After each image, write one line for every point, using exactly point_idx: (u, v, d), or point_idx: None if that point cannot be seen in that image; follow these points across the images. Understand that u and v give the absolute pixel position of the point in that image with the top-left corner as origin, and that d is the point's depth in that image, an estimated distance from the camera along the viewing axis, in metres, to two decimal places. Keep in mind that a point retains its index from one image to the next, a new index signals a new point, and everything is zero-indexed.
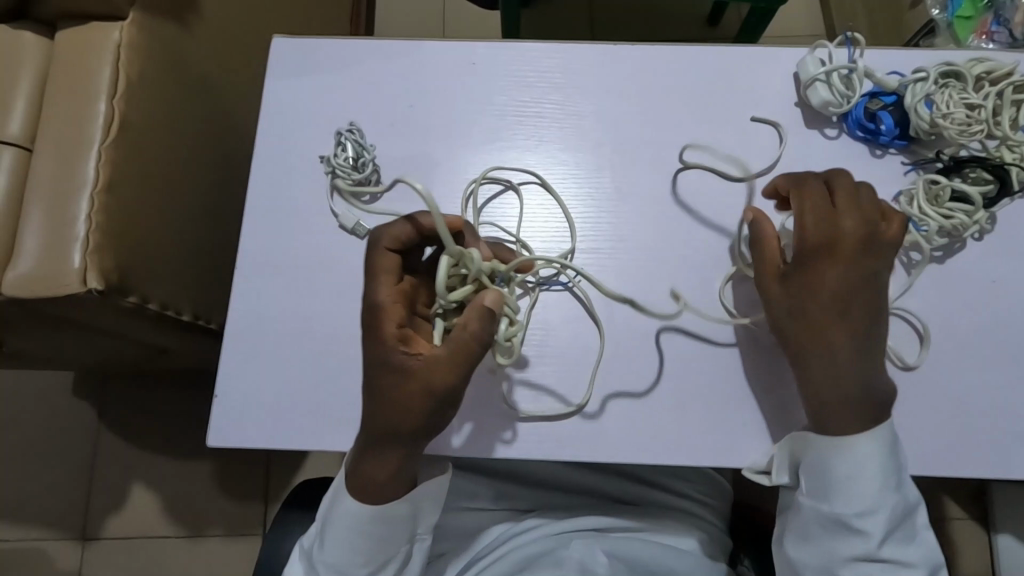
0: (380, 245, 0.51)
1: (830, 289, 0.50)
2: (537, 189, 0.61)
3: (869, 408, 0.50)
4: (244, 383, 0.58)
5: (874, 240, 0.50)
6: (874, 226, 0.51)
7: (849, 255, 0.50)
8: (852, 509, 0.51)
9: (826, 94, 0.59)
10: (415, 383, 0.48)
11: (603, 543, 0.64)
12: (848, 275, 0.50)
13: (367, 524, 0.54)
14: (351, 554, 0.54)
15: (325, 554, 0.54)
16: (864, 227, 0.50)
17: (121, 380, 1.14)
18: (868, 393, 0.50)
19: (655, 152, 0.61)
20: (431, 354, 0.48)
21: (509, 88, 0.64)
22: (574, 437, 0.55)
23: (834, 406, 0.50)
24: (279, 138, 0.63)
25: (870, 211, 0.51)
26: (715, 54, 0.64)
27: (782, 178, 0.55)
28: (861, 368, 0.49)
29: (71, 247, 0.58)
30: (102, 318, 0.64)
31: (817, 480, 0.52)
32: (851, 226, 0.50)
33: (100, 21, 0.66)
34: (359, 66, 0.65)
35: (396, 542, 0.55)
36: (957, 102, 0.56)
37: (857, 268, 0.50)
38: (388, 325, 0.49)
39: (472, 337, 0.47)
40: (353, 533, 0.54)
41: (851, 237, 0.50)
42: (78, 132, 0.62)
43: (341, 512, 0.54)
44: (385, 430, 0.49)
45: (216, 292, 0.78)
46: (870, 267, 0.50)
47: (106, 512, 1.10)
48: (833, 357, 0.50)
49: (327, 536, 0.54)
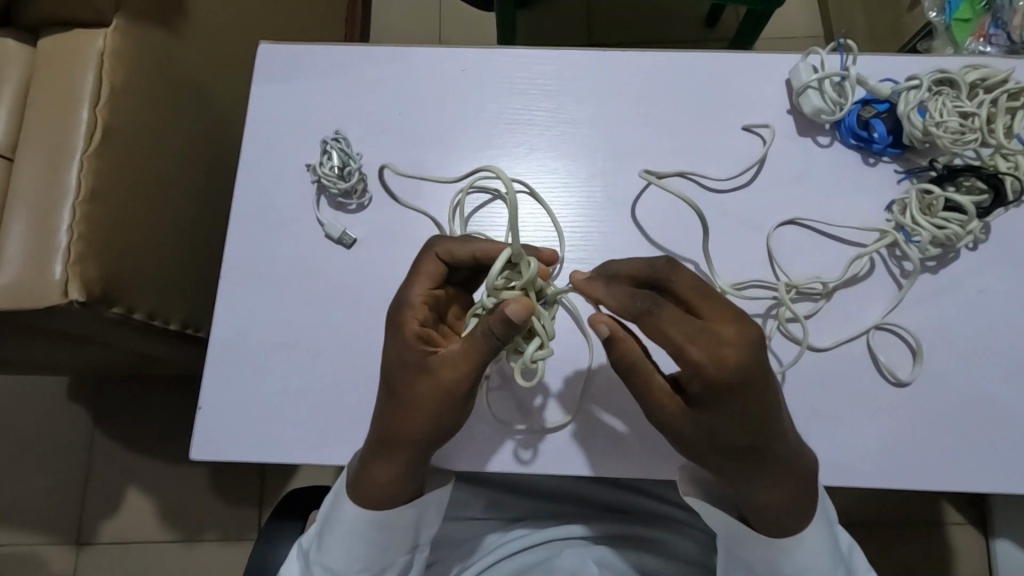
0: (431, 252, 0.49)
1: (729, 440, 0.45)
2: (527, 198, 0.60)
3: (800, 499, 0.48)
4: (230, 394, 0.57)
5: (735, 363, 0.41)
6: (718, 353, 0.41)
7: (749, 392, 0.43)
8: None
9: (817, 102, 0.58)
10: (437, 383, 0.47)
11: (593, 552, 0.64)
12: (744, 416, 0.44)
13: (368, 534, 0.52)
14: (348, 559, 0.53)
15: (323, 557, 0.53)
16: (717, 362, 0.41)
17: (114, 385, 1.14)
18: (789, 488, 0.47)
19: (646, 160, 0.61)
20: (447, 353, 0.47)
21: (499, 96, 0.63)
22: (563, 448, 0.55)
23: (757, 496, 0.48)
24: (267, 146, 0.63)
25: (700, 338, 0.42)
26: (708, 60, 0.63)
27: (515, 302, 0.44)
28: (769, 480, 0.46)
29: (52, 258, 0.57)
30: (88, 327, 0.64)
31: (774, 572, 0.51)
32: (719, 366, 0.41)
33: (84, 27, 0.65)
34: (347, 73, 0.64)
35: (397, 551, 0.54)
36: (951, 110, 0.55)
37: (746, 406, 0.43)
38: (411, 322, 0.48)
39: (485, 343, 0.45)
40: (353, 542, 0.52)
41: (710, 373, 0.42)
42: (61, 141, 0.62)
43: (343, 522, 0.52)
44: (396, 431, 0.48)
45: (205, 299, 0.78)
46: (756, 396, 0.43)
47: (100, 517, 1.10)
48: (753, 482, 0.47)
49: (327, 542, 0.53)
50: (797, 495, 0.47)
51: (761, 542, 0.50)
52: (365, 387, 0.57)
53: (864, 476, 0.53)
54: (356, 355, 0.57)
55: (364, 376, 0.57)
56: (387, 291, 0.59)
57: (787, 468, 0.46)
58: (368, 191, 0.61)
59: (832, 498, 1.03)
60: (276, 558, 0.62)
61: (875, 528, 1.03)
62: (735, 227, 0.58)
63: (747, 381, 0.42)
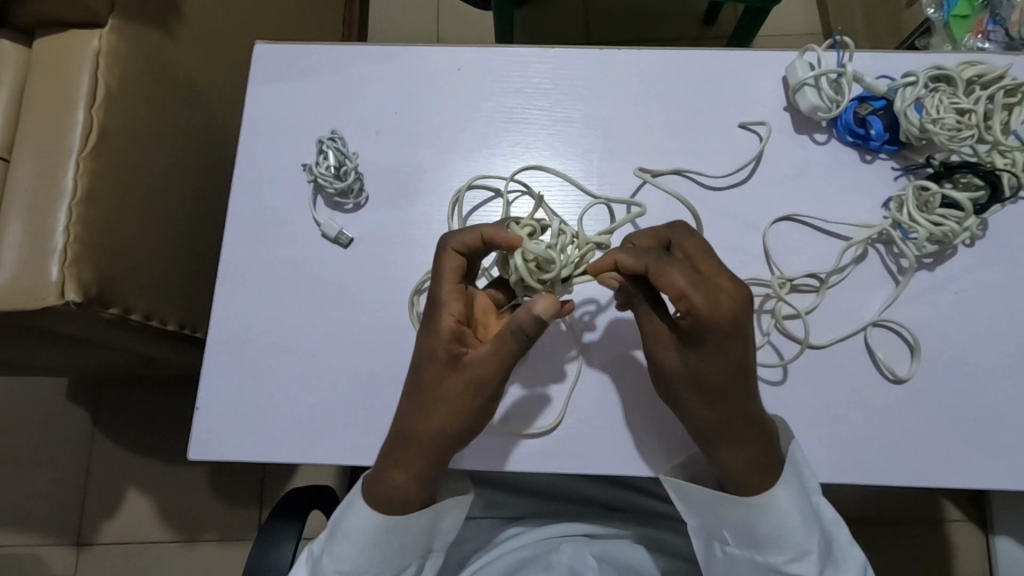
0: (448, 244, 0.49)
1: (712, 383, 0.46)
2: (524, 198, 0.60)
3: (768, 466, 0.48)
4: (226, 395, 0.57)
5: (727, 314, 0.44)
6: (717, 302, 0.44)
7: (726, 342, 0.45)
8: (782, 544, 0.49)
9: (814, 98, 0.58)
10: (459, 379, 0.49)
11: (592, 547, 0.64)
12: (723, 368, 0.45)
13: (384, 535, 0.52)
14: (363, 562, 0.52)
15: (337, 559, 0.52)
16: (710, 310, 0.44)
17: (114, 385, 1.14)
18: (748, 455, 0.47)
19: (643, 158, 0.61)
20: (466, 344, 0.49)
21: (495, 94, 0.63)
22: (558, 447, 0.55)
23: (723, 458, 0.48)
24: (262, 146, 0.63)
25: (704, 279, 0.45)
26: (704, 58, 0.63)
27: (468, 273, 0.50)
28: (731, 439, 0.47)
29: (48, 259, 0.57)
30: (84, 329, 0.64)
31: (743, 534, 0.50)
32: (711, 315, 0.44)
33: (79, 27, 0.65)
34: (343, 72, 0.64)
35: (409, 553, 0.53)
36: (947, 107, 0.55)
37: (730, 360, 0.45)
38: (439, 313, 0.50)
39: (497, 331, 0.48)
40: (369, 547, 0.52)
41: (704, 316, 0.44)
42: (56, 142, 0.62)
43: (356, 522, 0.52)
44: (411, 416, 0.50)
45: (201, 300, 0.78)
46: (740, 350, 0.45)
47: (100, 518, 1.10)
48: (729, 444, 0.47)
49: (338, 542, 0.52)
50: (754, 465, 0.48)
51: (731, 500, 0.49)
52: (363, 387, 0.57)
53: (861, 472, 0.53)
54: (353, 355, 0.57)
55: (361, 376, 0.57)
56: (384, 291, 0.58)
57: (749, 428, 0.47)
58: (364, 190, 0.61)
59: (830, 495, 1.03)
60: (274, 558, 0.62)
61: (874, 525, 1.03)
62: (733, 223, 0.58)
63: (734, 334, 0.45)
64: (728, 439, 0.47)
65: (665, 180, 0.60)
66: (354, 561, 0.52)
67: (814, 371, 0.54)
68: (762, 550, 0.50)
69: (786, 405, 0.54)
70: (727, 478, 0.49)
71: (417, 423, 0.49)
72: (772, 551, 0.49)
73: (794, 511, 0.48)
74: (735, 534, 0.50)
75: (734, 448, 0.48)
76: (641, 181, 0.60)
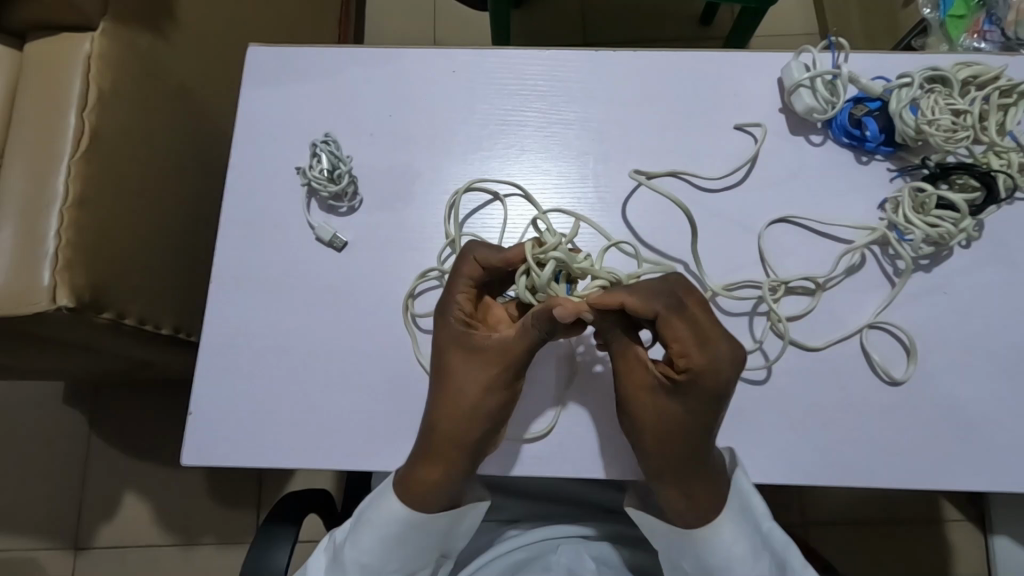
0: (470, 253, 0.51)
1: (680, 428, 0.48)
2: (521, 200, 0.60)
3: (713, 499, 0.50)
4: (221, 399, 0.57)
5: (723, 379, 0.46)
6: (718, 367, 0.46)
7: (711, 400, 0.47)
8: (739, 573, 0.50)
9: (809, 100, 0.58)
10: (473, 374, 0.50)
11: (590, 549, 0.64)
12: (700, 419, 0.47)
13: (407, 530, 0.52)
14: (385, 556, 0.52)
15: (358, 552, 0.52)
16: (709, 373, 0.46)
17: (110, 389, 1.13)
18: (698, 492, 0.49)
19: (638, 160, 0.60)
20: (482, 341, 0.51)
21: (489, 97, 0.63)
22: (554, 451, 0.55)
23: (671, 490, 0.50)
24: (256, 149, 0.62)
25: (709, 342, 0.46)
26: (698, 59, 0.62)
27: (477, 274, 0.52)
28: (685, 478, 0.49)
29: (40, 264, 0.57)
30: (78, 334, 0.63)
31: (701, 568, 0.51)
32: (710, 377, 0.46)
33: (70, 31, 0.65)
34: (337, 75, 0.64)
35: (427, 555, 0.54)
36: (943, 108, 0.55)
37: (709, 414, 0.47)
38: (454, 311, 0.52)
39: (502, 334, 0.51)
40: (391, 539, 0.52)
41: (702, 375, 0.46)
42: (47, 146, 0.61)
43: (381, 513, 0.52)
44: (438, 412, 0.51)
45: (196, 303, 0.77)
46: (720, 406, 0.47)
47: (97, 522, 1.09)
48: (682, 479, 0.49)
49: (363, 535, 0.52)
50: (696, 503, 0.50)
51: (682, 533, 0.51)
52: (358, 391, 0.56)
53: (857, 474, 0.53)
54: (348, 359, 0.57)
55: (355, 380, 0.57)
56: (379, 294, 0.58)
57: (700, 473, 0.49)
58: (358, 193, 0.60)
59: (829, 495, 1.03)
60: (269, 562, 0.61)
61: (873, 525, 1.03)
62: (728, 225, 0.58)
63: (720, 395, 0.46)
64: (677, 477, 0.49)
65: (660, 181, 0.59)
66: (377, 557, 0.52)
67: (810, 374, 0.54)
68: None
69: (782, 407, 0.54)
70: (663, 504, 0.51)
71: (439, 421, 0.50)
72: None
73: (740, 539, 0.50)
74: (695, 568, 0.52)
75: (681, 484, 0.49)
76: (636, 183, 0.59)
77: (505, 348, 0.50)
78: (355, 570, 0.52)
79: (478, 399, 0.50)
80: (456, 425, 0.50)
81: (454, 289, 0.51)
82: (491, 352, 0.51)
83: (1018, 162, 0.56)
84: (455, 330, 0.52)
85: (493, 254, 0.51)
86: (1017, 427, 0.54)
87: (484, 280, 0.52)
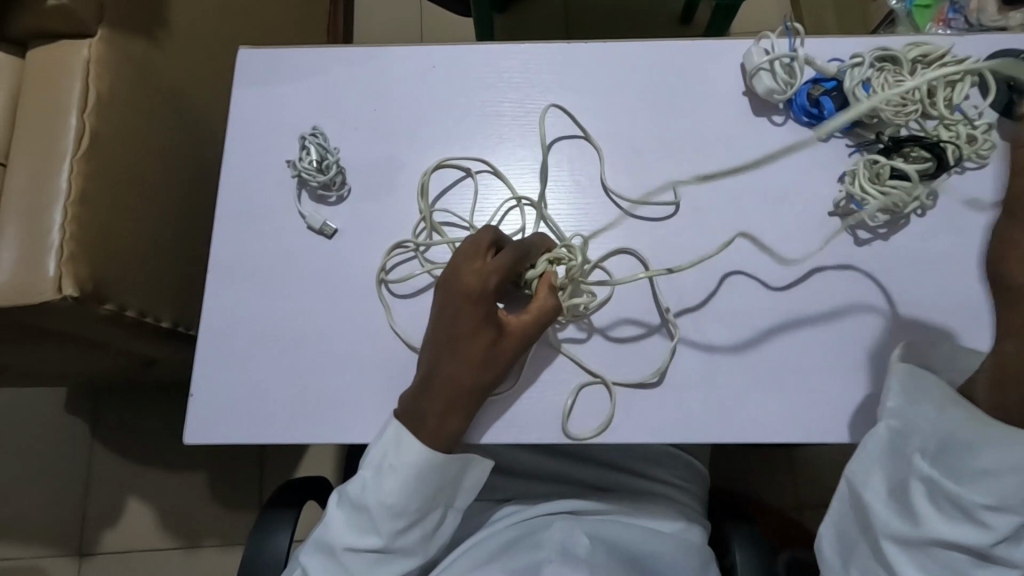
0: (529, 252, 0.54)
1: None
2: (487, 174, 0.64)
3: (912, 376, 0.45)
4: (218, 385, 0.59)
5: None
6: None
7: None
8: (988, 482, 0.41)
9: (769, 82, 0.61)
10: (504, 359, 0.54)
11: (583, 527, 0.64)
12: None
13: (426, 471, 0.54)
14: (408, 496, 0.54)
15: (382, 495, 0.54)
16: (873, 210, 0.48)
17: (113, 393, 1.16)
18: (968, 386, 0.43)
19: (611, 145, 0.64)
20: (516, 330, 0.54)
21: (468, 89, 0.66)
22: (536, 422, 0.57)
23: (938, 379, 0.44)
24: (248, 145, 0.65)
25: None
26: (664, 47, 0.66)
27: (516, 257, 0.53)
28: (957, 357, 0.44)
29: (45, 258, 0.60)
30: (81, 327, 0.66)
31: (947, 457, 0.43)
32: None
33: (71, 38, 0.68)
34: (323, 73, 0.67)
35: (443, 492, 0.56)
36: (892, 85, 0.58)
37: None
38: (490, 292, 0.53)
39: (536, 327, 0.54)
40: (414, 479, 0.54)
41: None
42: (50, 144, 0.64)
43: (404, 455, 0.53)
44: (460, 388, 0.53)
45: (194, 300, 0.80)
46: None
47: (102, 527, 1.11)
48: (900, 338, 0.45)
49: (386, 478, 0.54)
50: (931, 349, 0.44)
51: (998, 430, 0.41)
52: (349, 370, 0.59)
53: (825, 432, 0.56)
54: (338, 341, 0.60)
55: (348, 361, 0.59)
56: (366, 279, 0.61)
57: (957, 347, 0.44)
58: (347, 183, 0.63)
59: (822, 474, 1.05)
60: (271, 544, 0.64)
61: None
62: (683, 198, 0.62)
63: None
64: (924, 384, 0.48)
65: (630, 163, 0.63)
66: (400, 498, 0.54)
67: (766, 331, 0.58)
68: (957, 479, 0.43)
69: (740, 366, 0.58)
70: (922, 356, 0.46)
71: (467, 388, 0.53)
72: (991, 491, 0.41)
73: (1016, 456, 0.40)
74: (940, 450, 0.44)
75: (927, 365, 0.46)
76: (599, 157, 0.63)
77: (529, 325, 0.54)
78: (379, 514, 0.54)
79: (503, 372, 0.54)
80: (479, 384, 0.53)
81: (497, 271, 0.53)
82: (519, 335, 0.54)
83: (965, 134, 0.59)
84: (486, 305, 0.53)
85: (532, 248, 0.55)
86: None
87: (519, 273, 0.55)
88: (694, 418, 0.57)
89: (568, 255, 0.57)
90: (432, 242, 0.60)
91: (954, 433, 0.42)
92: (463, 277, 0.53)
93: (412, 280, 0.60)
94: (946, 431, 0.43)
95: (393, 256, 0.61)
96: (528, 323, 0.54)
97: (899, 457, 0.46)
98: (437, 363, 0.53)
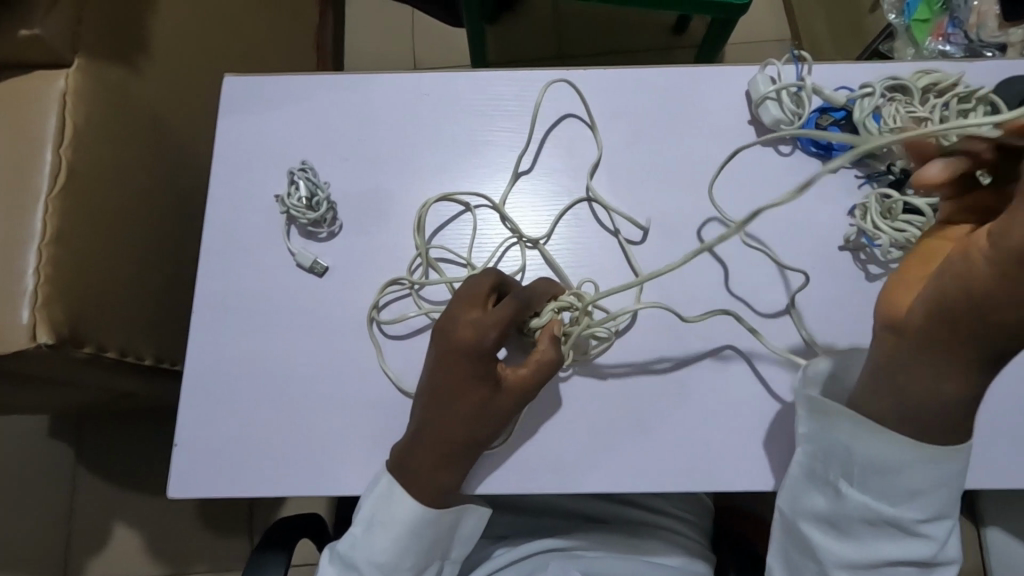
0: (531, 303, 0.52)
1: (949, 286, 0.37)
2: (486, 209, 0.61)
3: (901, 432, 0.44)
4: (204, 433, 0.57)
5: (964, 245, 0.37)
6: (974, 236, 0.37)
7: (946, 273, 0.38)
8: (907, 490, 0.45)
9: (776, 112, 0.60)
10: (500, 413, 0.51)
11: (578, 565, 0.63)
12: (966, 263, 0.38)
13: (416, 527, 0.52)
14: (399, 554, 0.52)
15: (371, 553, 0.52)
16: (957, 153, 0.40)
17: (96, 419, 1.12)
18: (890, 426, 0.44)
19: (610, 177, 0.62)
20: (514, 383, 0.51)
21: (462, 119, 0.64)
22: (540, 470, 0.55)
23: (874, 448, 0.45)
24: (233, 178, 0.63)
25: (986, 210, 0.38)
26: (666, 74, 0.64)
27: (517, 309, 0.51)
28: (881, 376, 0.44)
29: (18, 303, 0.57)
30: (59, 370, 0.63)
31: (867, 472, 0.45)
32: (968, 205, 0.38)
33: (45, 70, 0.64)
34: (312, 101, 0.64)
35: (436, 548, 0.53)
36: (904, 117, 0.57)
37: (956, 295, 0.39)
38: (488, 345, 0.50)
39: (534, 382, 0.52)
40: (404, 536, 0.52)
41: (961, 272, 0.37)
42: (21, 185, 0.60)
43: (391, 512, 0.52)
44: (453, 441, 0.51)
45: (179, 332, 0.77)
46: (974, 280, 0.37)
47: (87, 558, 1.08)
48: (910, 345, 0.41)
49: (374, 536, 0.52)
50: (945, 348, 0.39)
51: (889, 441, 0.44)
52: (341, 417, 0.56)
53: None
54: (330, 384, 0.57)
55: (340, 406, 0.57)
56: (359, 320, 0.59)
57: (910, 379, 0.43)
58: (338, 219, 0.61)
59: None
60: None
61: None
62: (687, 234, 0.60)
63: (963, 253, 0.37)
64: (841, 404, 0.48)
65: (633, 196, 0.61)
66: (390, 555, 0.52)
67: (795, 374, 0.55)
68: (885, 495, 0.45)
69: (747, 409, 0.55)
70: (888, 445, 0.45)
71: (460, 443, 0.51)
72: (898, 498, 0.45)
73: (938, 461, 0.44)
74: (857, 475, 0.46)
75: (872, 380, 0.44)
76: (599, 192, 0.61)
77: (527, 380, 0.51)
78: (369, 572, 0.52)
79: (500, 425, 0.52)
80: (474, 439, 0.51)
81: (495, 325, 0.50)
82: (516, 390, 0.51)
83: None
84: (481, 359, 0.50)
85: (535, 295, 0.53)
86: (995, 427, 0.54)
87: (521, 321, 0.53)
88: (704, 464, 0.54)
89: (576, 301, 0.54)
90: (426, 281, 0.57)
91: (901, 446, 0.44)
92: (460, 329, 0.50)
93: (406, 319, 0.57)
94: (883, 446, 0.44)
95: (386, 293, 0.59)
96: (526, 377, 0.51)
97: (821, 481, 0.48)
98: (430, 417, 0.51)
